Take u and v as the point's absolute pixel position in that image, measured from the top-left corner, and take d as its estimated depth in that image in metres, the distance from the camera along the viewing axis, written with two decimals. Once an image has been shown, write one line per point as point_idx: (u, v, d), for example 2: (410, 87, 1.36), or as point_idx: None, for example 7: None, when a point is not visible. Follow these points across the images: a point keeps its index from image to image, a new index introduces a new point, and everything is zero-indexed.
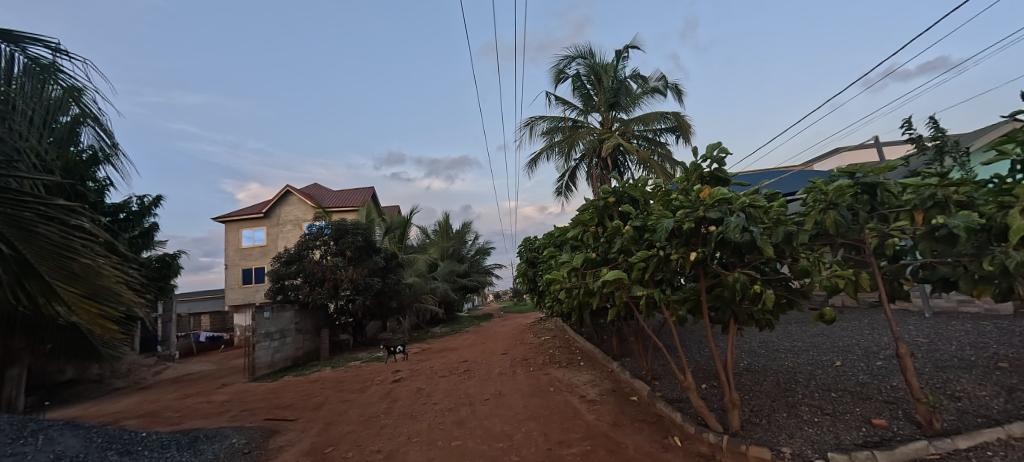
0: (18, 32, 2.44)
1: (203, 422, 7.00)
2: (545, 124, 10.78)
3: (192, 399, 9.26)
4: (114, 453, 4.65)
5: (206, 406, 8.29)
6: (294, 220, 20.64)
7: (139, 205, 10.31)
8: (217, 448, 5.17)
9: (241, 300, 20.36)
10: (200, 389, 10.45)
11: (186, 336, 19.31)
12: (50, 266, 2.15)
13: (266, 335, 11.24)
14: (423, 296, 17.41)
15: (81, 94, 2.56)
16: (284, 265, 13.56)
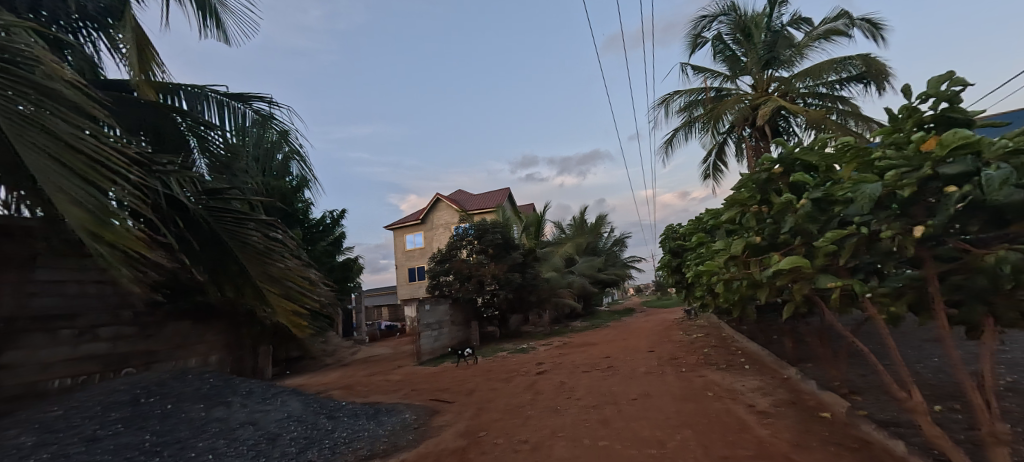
0: (246, 97, 4.58)
1: (381, 397, 7.97)
2: (682, 100, 9.70)
3: (375, 376, 10.73)
4: (324, 417, 5.49)
5: (384, 384, 9.47)
6: (443, 223, 22.56)
7: (331, 220, 12.49)
8: (394, 421, 5.73)
9: (408, 295, 23.01)
10: (380, 369, 12.01)
11: (370, 325, 22.74)
12: (258, 268, 4.01)
13: (428, 325, 12.36)
14: (562, 291, 17.41)
15: (286, 134, 4.64)
16: (437, 263, 14.73)
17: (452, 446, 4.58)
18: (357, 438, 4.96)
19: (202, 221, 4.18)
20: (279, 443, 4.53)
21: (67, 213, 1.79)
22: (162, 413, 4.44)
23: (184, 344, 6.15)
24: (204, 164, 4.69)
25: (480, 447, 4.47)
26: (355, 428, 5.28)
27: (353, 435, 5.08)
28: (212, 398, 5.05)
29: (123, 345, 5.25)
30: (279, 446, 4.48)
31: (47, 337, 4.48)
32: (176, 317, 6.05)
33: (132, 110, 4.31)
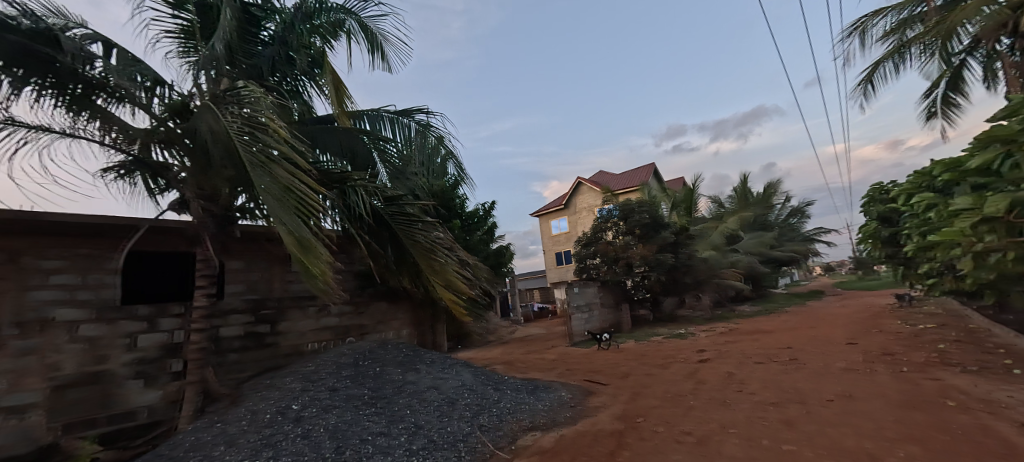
0: (410, 110, 5.17)
1: (537, 374, 8.20)
2: (887, 20, 7.56)
3: (530, 355, 11.11)
4: (491, 388, 5.77)
5: (539, 362, 9.73)
6: (586, 206, 22.29)
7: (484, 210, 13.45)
8: (552, 398, 5.77)
9: (558, 279, 23.39)
10: (536, 348, 12.43)
11: (524, 307, 23.89)
12: (427, 265, 4.51)
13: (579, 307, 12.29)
14: (724, 272, 15.63)
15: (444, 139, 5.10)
16: (583, 247, 14.44)
17: (609, 428, 4.35)
18: (520, 411, 5.09)
19: (385, 225, 4.72)
20: (457, 406, 4.94)
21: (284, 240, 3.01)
22: (375, 373, 5.36)
23: (385, 320, 7.30)
24: (384, 175, 5.26)
25: (638, 432, 4.15)
26: (519, 401, 5.43)
27: (516, 407, 5.23)
28: (405, 364, 5.78)
29: (346, 319, 6.74)
30: (459, 408, 4.89)
31: (303, 314, 6.30)
32: (378, 298, 7.21)
33: (332, 138, 5.17)
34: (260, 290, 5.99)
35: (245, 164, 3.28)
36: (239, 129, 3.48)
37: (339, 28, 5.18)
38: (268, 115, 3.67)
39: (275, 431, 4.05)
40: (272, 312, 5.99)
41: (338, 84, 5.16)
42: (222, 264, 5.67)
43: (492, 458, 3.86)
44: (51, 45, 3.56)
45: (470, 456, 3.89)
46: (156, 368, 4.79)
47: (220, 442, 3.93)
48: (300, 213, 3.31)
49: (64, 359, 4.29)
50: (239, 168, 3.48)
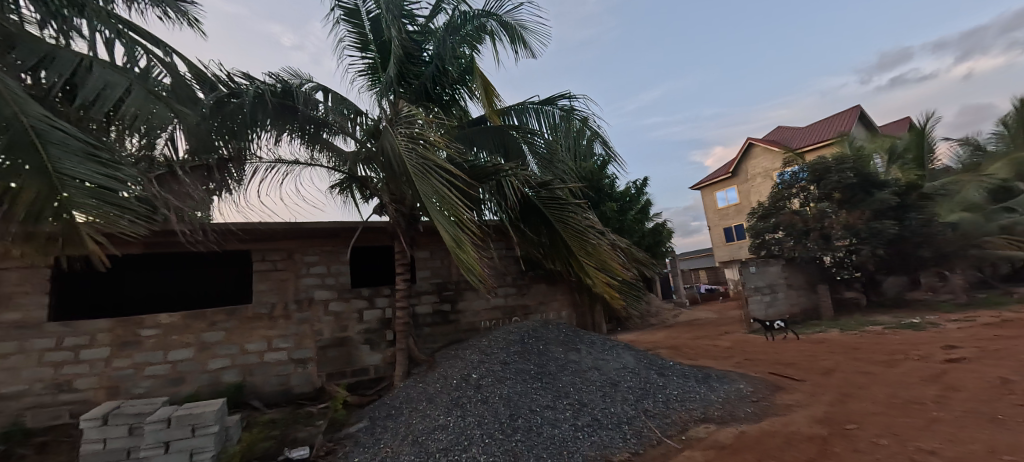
0: (554, 95, 5.69)
1: (711, 363, 7.88)
2: None
3: (701, 341, 10.65)
4: (656, 372, 5.87)
5: (714, 349, 9.31)
6: (760, 171, 19.19)
7: (637, 187, 13.33)
8: (728, 389, 5.59)
9: (727, 257, 21.27)
10: (707, 333, 11.75)
11: (690, 288, 22.63)
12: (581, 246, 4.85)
13: (757, 289, 11.14)
14: (986, 241, 12.23)
15: (590, 121, 5.65)
16: (760, 220, 12.98)
17: (808, 432, 4.13)
18: (691, 401, 5.10)
19: (538, 210, 5.16)
20: (620, 388, 5.21)
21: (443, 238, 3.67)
22: (540, 350, 5.92)
23: (545, 301, 7.87)
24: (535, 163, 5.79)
25: (845, 442, 3.85)
26: (687, 390, 5.42)
27: (685, 395, 5.25)
28: (567, 344, 6.26)
29: (512, 299, 7.56)
30: (622, 391, 5.14)
31: (477, 295, 7.30)
32: (539, 280, 7.85)
33: (486, 137, 5.88)
34: (442, 275, 7.20)
35: (412, 177, 4.07)
36: (407, 147, 4.30)
37: (482, 30, 5.79)
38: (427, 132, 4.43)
39: (462, 394, 4.92)
40: (452, 293, 7.14)
41: (487, 87, 5.68)
42: (414, 254, 7.06)
43: (661, 445, 4.13)
44: (293, 99, 4.90)
45: (637, 441, 4.20)
46: (377, 336, 6.19)
47: (423, 399, 5.08)
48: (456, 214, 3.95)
49: (322, 326, 5.93)
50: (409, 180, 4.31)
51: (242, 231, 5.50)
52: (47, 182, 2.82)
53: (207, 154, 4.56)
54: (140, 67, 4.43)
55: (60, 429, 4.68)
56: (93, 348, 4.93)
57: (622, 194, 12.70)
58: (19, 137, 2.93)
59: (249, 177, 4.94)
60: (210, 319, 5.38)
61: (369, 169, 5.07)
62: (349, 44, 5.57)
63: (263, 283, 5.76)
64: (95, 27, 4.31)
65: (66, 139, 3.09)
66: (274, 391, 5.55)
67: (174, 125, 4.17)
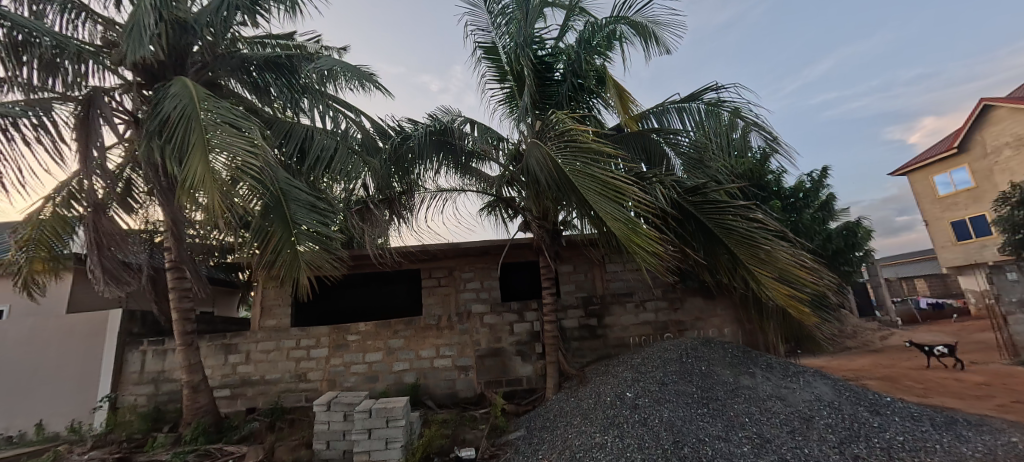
0: (697, 89, 5.43)
1: (958, 404, 6.22)
2: None
3: (934, 372, 8.51)
4: (865, 409, 4.95)
5: (958, 385, 7.37)
6: (1013, 140, 14.22)
7: (811, 181, 11.58)
8: (991, 442, 4.42)
9: (961, 260, 16.62)
10: (940, 362, 9.33)
11: (903, 303, 18.32)
12: (749, 254, 4.47)
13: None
14: None
15: (740, 111, 5.26)
16: (1018, 207, 10.05)
17: None
18: (927, 452, 4.15)
19: (692, 215, 4.95)
20: (815, 425, 4.53)
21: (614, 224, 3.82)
22: (702, 372, 5.54)
23: (702, 317, 7.33)
24: (682, 165, 5.55)
25: None
26: (917, 436, 4.42)
27: (915, 442, 4.30)
28: (737, 367, 5.73)
29: (663, 314, 7.24)
30: (817, 429, 4.47)
31: (625, 310, 7.20)
32: (694, 293, 7.38)
33: (627, 145, 5.90)
34: (587, 289, 7.32)
35: (569, 178, 4.30)
36: (562, 155, 4.53)
37: (609, 38, 5.91)
38: (580, 137, 4.62)
39: (617, 413, 4.87)
40: (598, 307, 7.18)
41: (621, 94, 5.63)
42: (558, 268, 7.34)
43: None
44: (449, 135, 5.63)
45: None
46: (528, 348, 6.56)
47: (578, 414, 5.19)
48: (616, 200, 4.01)
49: (479, 337, 6.54)
50: (563, 189, 4.47)
51: (415, 253, 6.46)
52: (286, 231, 3.88)
53: (389, 190, 5.59)
54: (342, 128, 5.73)
55: (301, 409, 6.08)
56: (319, 348, 6.30)
57: (794, 190, 11.15)
58: (275, 196, 4.04)
59: (418, 206, 5.79)
60: (394, 328, 6.42)
61: (512, 189, 5.60)
62: (488, 77, 6.21)
63: (430, 297, 6.67)
64: (315, 106, 5.67)
65: (300, 196, 4.16)
66: (444, 393, 6.30)
67: (367, 178, 5.45)
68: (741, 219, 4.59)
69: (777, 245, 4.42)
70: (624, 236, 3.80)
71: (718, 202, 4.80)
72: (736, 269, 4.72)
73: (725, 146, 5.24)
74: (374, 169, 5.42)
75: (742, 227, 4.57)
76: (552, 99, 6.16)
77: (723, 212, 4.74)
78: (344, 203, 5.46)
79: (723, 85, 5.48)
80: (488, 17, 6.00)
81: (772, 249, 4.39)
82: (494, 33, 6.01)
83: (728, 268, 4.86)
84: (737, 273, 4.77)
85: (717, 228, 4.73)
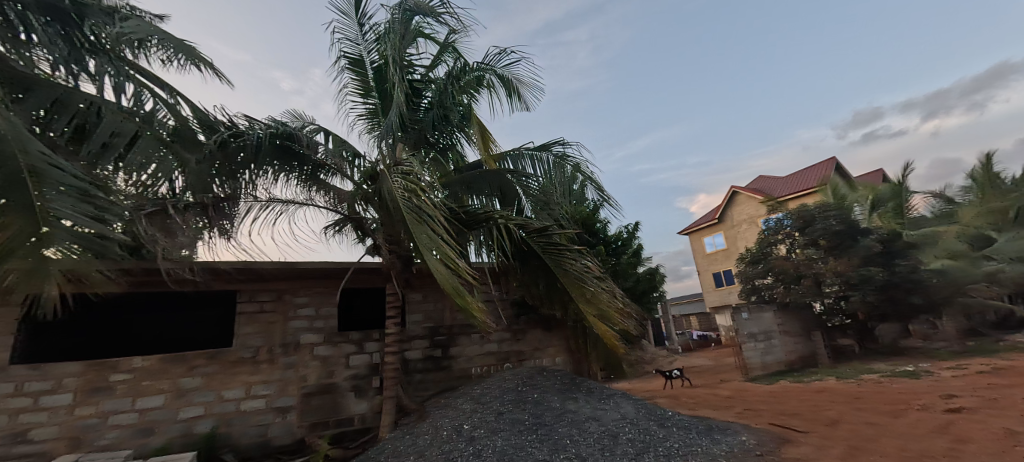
0: (548, 141, 5.82)
1: (714, 413, 7.58)
2: None
3: (700, 389, 10.28)
4: (655, 424, 5.61)
5: (715, 398, 9.02)
6: (747, 218, 19.21)
7: (628, 231, 13.51)
8: (731, 442, 5.31)
9: (719, 302, 20.83)
10: (704, 381, 11.41)
11: (684, 334, 22.31)
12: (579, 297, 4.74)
13: (751, 335, 10.81)
14: (969, 287, 12.57)
15: (581, 167, 5.72)
16: (750, 265, 13.24)
17: None
18: (694, 453, 4.80)
19: (535, 255, 5.07)
20: (620, 441, 4.92)
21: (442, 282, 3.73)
22: (536, 399, 5.69)
23: (540, 347, 7.64)
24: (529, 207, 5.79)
25: None
26: (689, 443, 5.11)
27: (687, 448, 4.96)
28: (565, 393, 6.05)
29: (506, 344, 7.34)
30: (621, 444, 4.87)
31: (471, 340, 7.09)
32: (535, 325, 7.67)
33: (483, 181, 5.99)
34: (436, 320, 7.03)
35: (407, 222, 4.10)
36: (404, 197, 4.31)
37: (480, 82, 6.00)
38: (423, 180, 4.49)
39: (453, 447, 4.63)
40: (445, 337, 6.93)
41: (483, 132, 5.78)
42: (407, 296, 6.91)
43: None
44: (292, 140, 4.92)
45: None
46: (366, 383, 5.94)
47: (412, 453, 4.77)
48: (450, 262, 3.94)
49: (308, 372, 5.67)
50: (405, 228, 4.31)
51: (236, 271, 5.36)
52: (29, 217, 2.73)
53: (202, 194, 4.60)
54: (145, 109, 4.58)
55: None
56: (58, 394, 4.67)
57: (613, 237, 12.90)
58: (13, 172, 2.85)
59: (243, 215, 4.86)
60: (191, 363, 5.15)
61: (368, 208, 5.05)
62: (351, 90, 5.72)
63: (248, 326, 5.56)
64: (104, 69, 4.45)
65: (64, 178, 3.07)
66: (252, 443, 5.21)
67: (175, 175, 4.43)
68: (573, 261, 4.94)
69: (601, 287, 4.84)
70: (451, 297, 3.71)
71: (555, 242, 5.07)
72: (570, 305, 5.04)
73: (569, 196, 5.63)
74: (187, 164, 4.42)
75: (574, 268, 4.89)
76: (417, 125, 5.88)
77: (559, 253, 5.01)
78: (134, 199, 4.22)
79: (570, 143, 5.98)
80: (358, 29, 5.57)
81: (595, 293, 4.73)
82: (363, 47, 5.61)
83: (563, 304, 5.18)
84: (570, 308, 5.11)
85: (554, 267, 4.98)
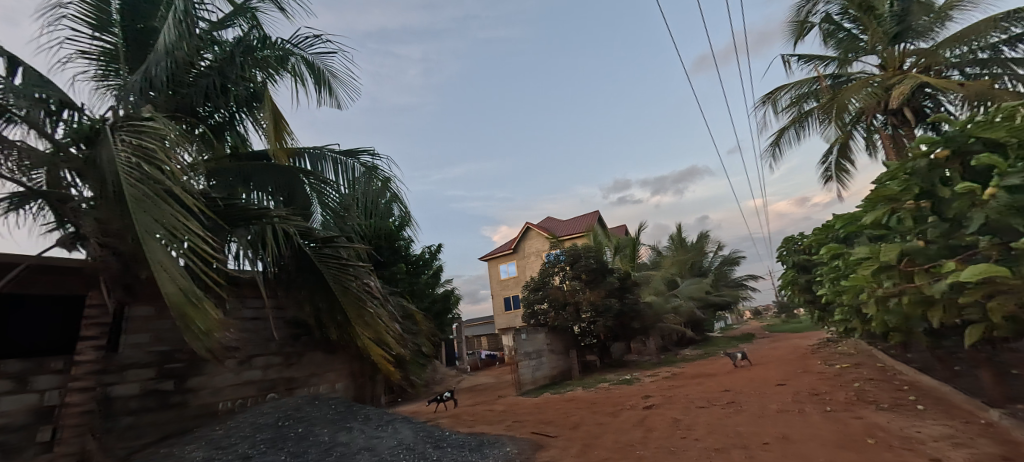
0: (356, 149, 5.22)
1: (486, 429, 7.85)
2: (790, 95, 8.85)
3: (477, 407, 10.64)
4: (430, 446, 5.40)
5: (488, 414, 9.41)
6: (534, 251, 21.82)
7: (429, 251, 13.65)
8: (496, 454, 5.46)
9: (505, 325, 22.66)
10: (481, 399, 11.89)
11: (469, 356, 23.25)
12: (357, 314, 4.31)
13: (527, 354, 11.98)
14: (666, 316, 16.64)
15: (391, 184, 5.21)
16: (530, 291, 14.65)
17: None
18: None
19: (312, 266, 4.43)
20: None
21: (169, 293, 2.59)
22: (299, 434, 4.84)
23: (317, 372, 6.59)
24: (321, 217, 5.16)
25: None
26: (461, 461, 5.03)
27: None
28: (336, 423, 5.34)
29: (274, 371, 5.98)
30: None
31: (222, 365, 5.37)
32: (313, 345, 6.58)
33: (267, 175, 5.03)
34: None
35: (126, 199, 2.77)
36: (129, 162, 2.96)
37: (283, 63, 5.02)
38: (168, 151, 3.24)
39: None
40: (180, 365, 4.96)
41: (278, 119, 4.84)
42: (124, 310, 4.67)
43: None
44: None
45: None
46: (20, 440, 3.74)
47: None
48: (194, 264, 2.90)
49: None
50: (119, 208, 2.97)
51: None
52: None
53: None
54: None
55: None
56: None
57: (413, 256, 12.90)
58: None
59: None
60: None
61: (81, 183, 3.52)
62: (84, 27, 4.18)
63: None
64: None
65: None
66: None
67: None
68: (353, 278, 4.46)
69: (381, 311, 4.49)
70: (180, 312, 2.60)
71: (338, 256, 4.51)
72: (345, 325, 4.53)
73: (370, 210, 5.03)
74: None
75: (355, 287, 4.42)
76: (182, 89, 4.65)
77: (341, 268, 4.45)
78: None
79: (380, 156, 5.56)
80: None
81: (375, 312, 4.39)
82: None
83: (339, 322, 4.62)
84: (345, 327, 4.58)
85: (334, 283, 4.36)
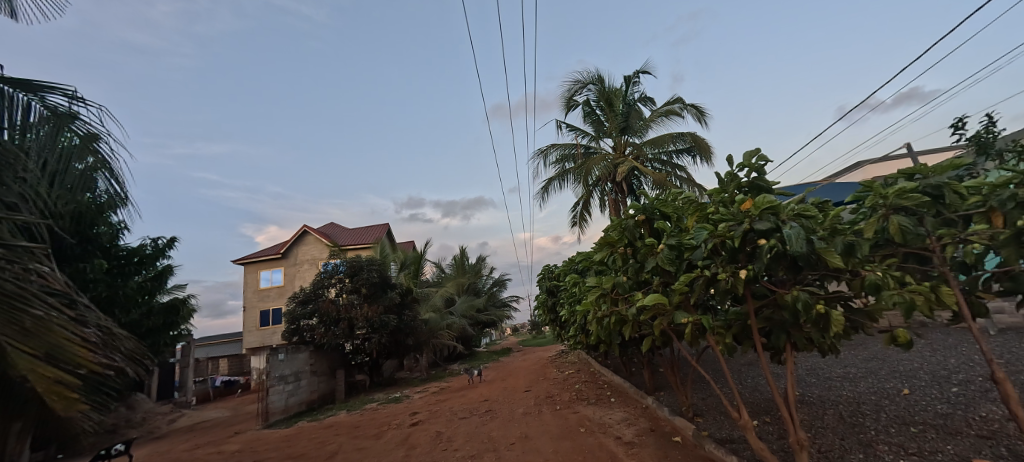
0: (38, 80, 2.34)
1: None
2: (557, 153, 10.93)
3: (207, 447, 8.82)
4: None
5: (217, 456, 7.81)
6: (309, 258, 19.98)
7: (153, 247, 10.77)
8: None
9: (258, 343, 19.71)
10: (213, 437, 9.87)
11: (203, 382, 19.11)
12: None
13: (281, 378, 10.71)
14: (439, 333, 17.40)
15: (98, 141, 2.44)
16: (299, 304, 13.36)
17: None
18: None
19: None
20: None
21: None
22: None
23: None
24: None
25: None
26: None
27: None
28: None
29: None
30: None
31: None
32: None
33: None
34: None
35: None
36: None
37: None
38: None
39: None
40: None
41: None
42: None
43: None
44: None
45: None
46: None
47: None
48: None
49: None
50: None
51: None
52: None
53: None
54: None
55: None
56: None
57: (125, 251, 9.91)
58: None
59: None
60: None
61: None
62: None
63: None
64: None
65: None
66: None
67: None
68: None
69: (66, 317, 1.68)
70: None
71: None
72: None
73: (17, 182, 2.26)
74: None
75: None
76: None
77: None
78: None
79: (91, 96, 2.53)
80: None
81: (55, 318, 1.59)
82: None
83: None
84: None
85: None
